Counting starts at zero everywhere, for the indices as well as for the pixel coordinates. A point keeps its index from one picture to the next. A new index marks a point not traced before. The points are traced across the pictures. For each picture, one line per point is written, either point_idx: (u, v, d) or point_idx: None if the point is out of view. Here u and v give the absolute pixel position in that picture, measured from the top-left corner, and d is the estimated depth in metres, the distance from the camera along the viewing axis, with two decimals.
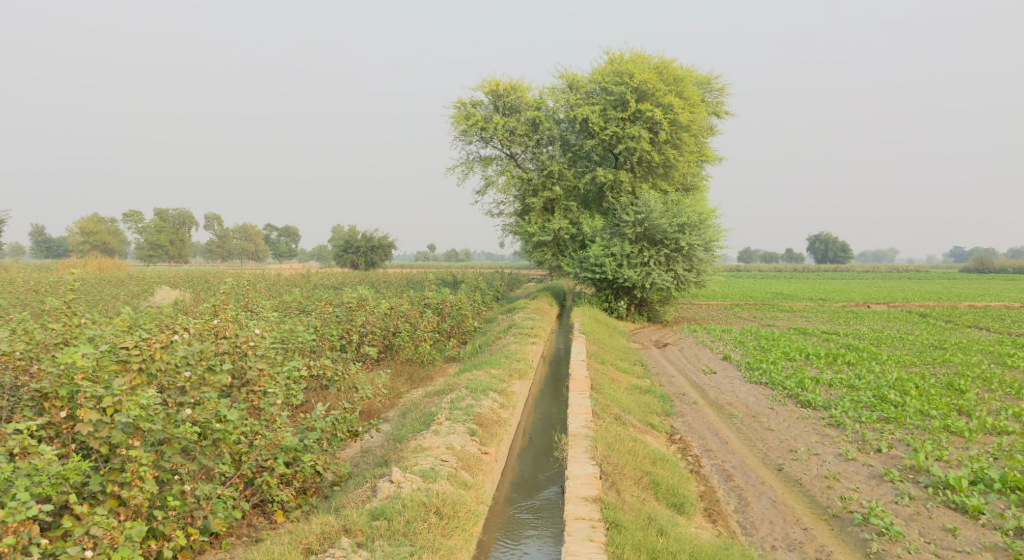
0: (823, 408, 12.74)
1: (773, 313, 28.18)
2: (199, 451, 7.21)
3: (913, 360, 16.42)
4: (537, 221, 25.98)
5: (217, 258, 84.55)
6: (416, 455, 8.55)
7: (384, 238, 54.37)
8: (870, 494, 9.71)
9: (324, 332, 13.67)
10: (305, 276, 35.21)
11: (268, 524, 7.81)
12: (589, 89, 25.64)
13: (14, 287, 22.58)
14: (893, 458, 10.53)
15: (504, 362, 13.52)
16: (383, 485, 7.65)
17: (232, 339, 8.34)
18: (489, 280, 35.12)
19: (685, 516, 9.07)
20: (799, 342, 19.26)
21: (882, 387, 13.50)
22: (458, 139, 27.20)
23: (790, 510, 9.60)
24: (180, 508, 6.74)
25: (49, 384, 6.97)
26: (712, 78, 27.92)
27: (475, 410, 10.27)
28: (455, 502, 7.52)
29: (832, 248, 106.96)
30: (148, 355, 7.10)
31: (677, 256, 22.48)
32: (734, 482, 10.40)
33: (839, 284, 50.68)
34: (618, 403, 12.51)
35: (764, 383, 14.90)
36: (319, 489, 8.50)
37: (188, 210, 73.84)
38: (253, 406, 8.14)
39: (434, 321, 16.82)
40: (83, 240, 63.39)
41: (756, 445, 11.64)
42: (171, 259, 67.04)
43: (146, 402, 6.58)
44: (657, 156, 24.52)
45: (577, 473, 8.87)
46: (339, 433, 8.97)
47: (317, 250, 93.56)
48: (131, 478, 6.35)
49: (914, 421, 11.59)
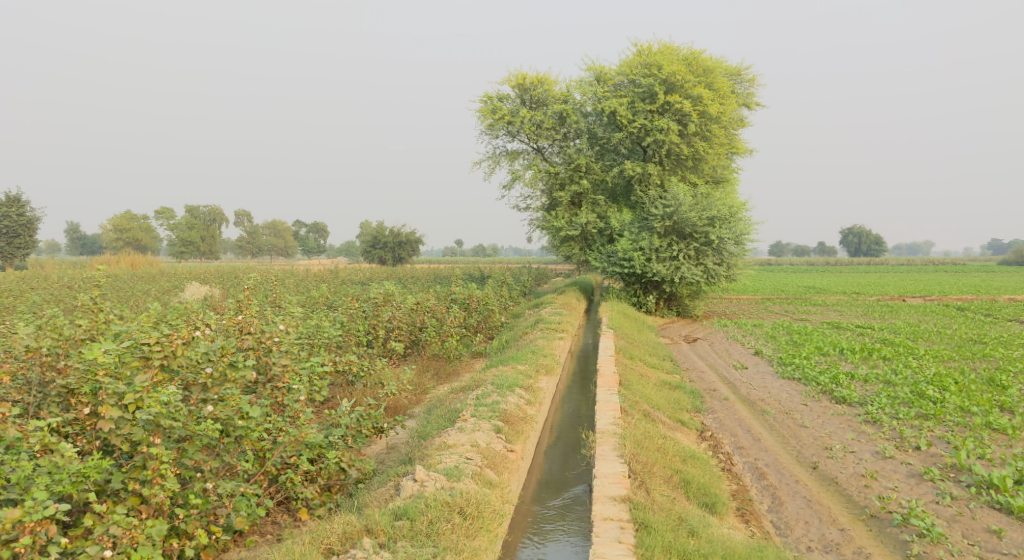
0: (859, 405, 12.34)
1: (806, 307, 27.64)
2: (222, 448, 7.16)
3: (953, 355, 15.90)
4: (565, 216, 25.75)
5: (248, 255, 85.55)
6: (441, 453, 8.41)
7: (412, 234, 54.45)
8: (909, 494, 9.35)
9: (351, 327, 13.63)
10: (333, 272, 35.34)
11: (293, 522, 7.78)
12: (617, 81, 25.27)
13: (49, 283, 22.94)
14: (933, 456, 10.14)
15: (531, 357, 13.34)
16: (406, 484, 7.54)
17: (257, 335, 8.31)
18: (517, 275, 34.93)
19: (718, 516, 8.81)
20: (833, 336, 18.78)
21: (921, 383, 13.06)
22: (485, 133, 27.03)
23: (826, 511, 9.28)
24: (202, 506, 6.70)
25: (75, 380, 7.01)
26: (743, 69, 27.35)
27: (502, 407, 10.11)
28: (480, 502, 7.36)
29: (865, 242, 104.85)
30: (170, 352, 7.05)
31: (707, 250, 22.07)
32: (767, 481, 10.09)
33: (873, 279, 49.53)
34: (647, 399, 12.26)
35: (797, 378, 14.53)
36: (344, 486, 8.43)
37: (218, 207, 74.78)
38: (277, 403, 8.08)
39: (460, 316, 16.70)
40: (117, 238, 64.59)
41: (789, 443, 11.31)
42: (202, 256, 68.01)
43: (167, 399, 6.50)
44: (686, 148, 24.10)
45: (605, 471, 8.67)
46: (364, 430, 8.87)
47: (347, 246, 94.32)
48: (152, 476, 6.31)
49: (954, 418, 11.17)
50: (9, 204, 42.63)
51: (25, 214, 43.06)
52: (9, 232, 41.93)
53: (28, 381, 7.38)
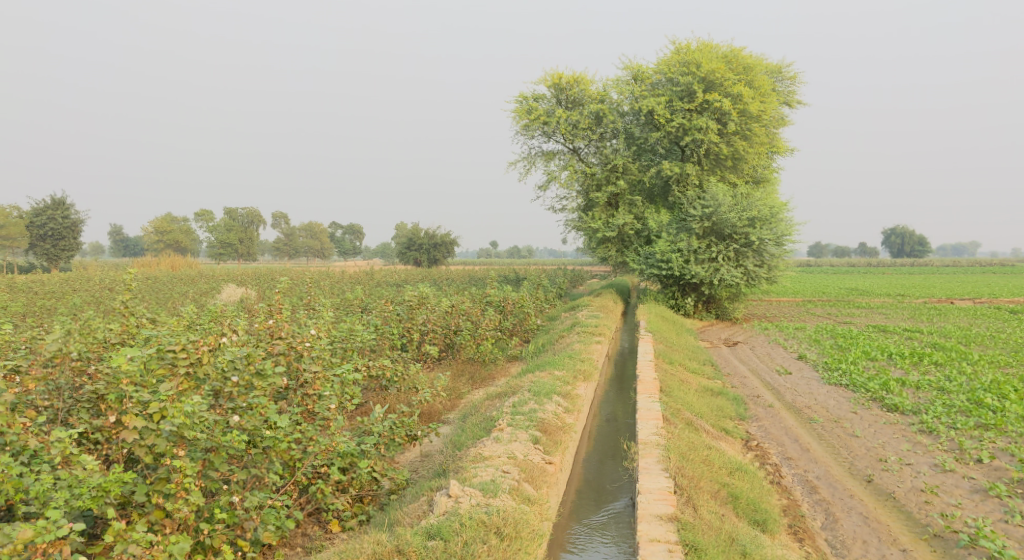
0: (913, 413, 11.65)
1: (848, 309, 26.76)
2: (249, 459, 6.98)
3: (1009, 361, 15.02)
4: (602, 217, 25.27)
5: (285, 257, 86.65)
6: (476, 465, 8.06)
7: (446, 235, 54.32)
8: (975, 512, 8.71)
9: (385, 331, 13.37)
10: (368, 273, 35.25)
11: (324, 534, 7.57)
12: (655, 80, 24.68)
13: (91, 285, 23.32)
14: (997, 470, 9.47)
15: (569, 362, 12.91)
16: (440, 500, 7.23)
17: (288, 340, 8.12)
18: (552, 276, 34.41)
19: (769, 534, 8.35)
20: (880, 340, 17.94)
21: (977, 390, 12.33)
22: (521, 134, 26.68)
23: (885, 529, 8.68)
24: (228, 520, 6.51)
25: (104, 387, 6.85)
26: (784, 66, 26.51)
27: (539, 416, 9.73)
28: (518, 521, 6.99)
29: (909, 241, 102.32)
30: (196, 360, 6.88)
31: (747, 251, 21.36)
32: (819, 495, 9.52)
33: (916, 280, 49.41)
34: (689, 406, 11.78)
35: (844, 384, 13.84)
36: (376, 497, 8.21)
37: (256, 209, 75.68)
38: (308, 410, 7.92)
39: (495, 319, 16.34)
40: (158, 240, 65.79)
41: (841, 454, 10.70)
42: (240, 258, 68.81)
43: (191, 409, 6.29)
44: (725, 148, 23.40)
45: (650, 487, 8.24)
46: (397, 438, 8.62)
47: (383, 248, 94.99)
48: (176, 490, 6.15)
49: (1018, 428, 10.39)
50: (55, 206, 43.58)
51: (70, 217, 43.94)
52: (54, 235, 42.95)
53: (57, 386, 7.21)
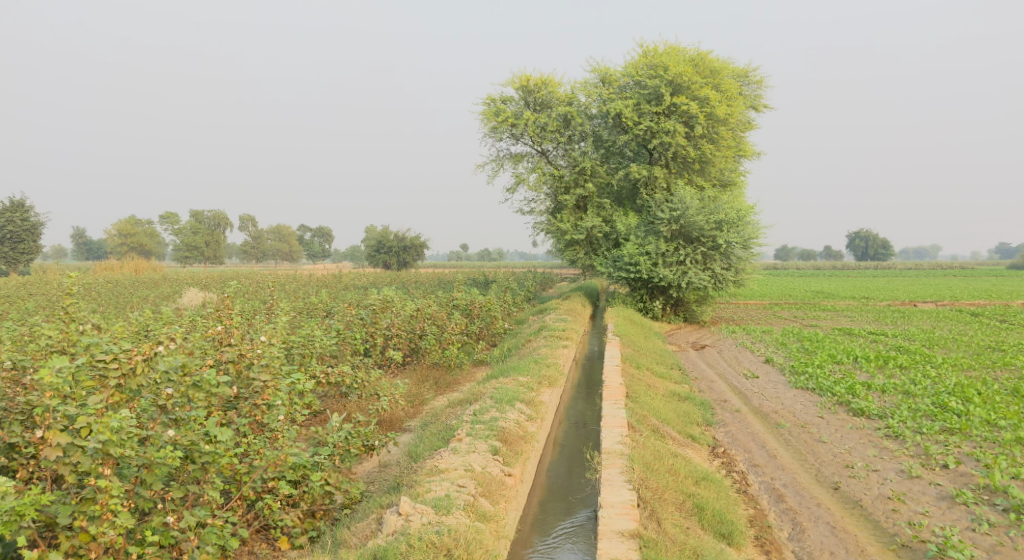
0: (879, 418, 11.55)
1: (814, 313, 26.83)
2: (189, 476, 6.59)
3: (971, 363, 15.06)
4: (570, 220, 24.97)
5: (252, 260, 85.21)
6: (430, 480, 7.72)
7: (417, 238, 53.76)
8: (942, 520, 8.59)
9: (346, 336, 12.91)
10: (336, 276, 34.50)
11: (271, 552, 7.16)
12: (623, 83, 24.56)
13: (46, 289, 22.39)
14: (962, 476, 9.36)
15: (534, 368, 12.57)
16: (390, 518, 6.88)
17: (237, 349, 7.69)
18: (522, 280, 33.97)
19: (735, 547, 8.11)
20: (846, 344, 17.91)
21: (942, 393, 12.27)
22: (489, 136, 26.30)
23: (853, 539, 8.51)
24: (162, 541, 6.12)
25: (37, 397, 6.20)
26: (749, 70, 26.60)
27: (500, 425, 9.39)
28: (470, 542, 6.64)
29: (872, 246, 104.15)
30: (129, 370, 6.46)
31: (714, 255, 21.29)
32: (786, 504, 9.33)
33: (878, 283, 50.40)
34: (655, 412, 11.53)
35: (810, 388, 13.72)
36: (330, 512, 7.79)
37: (222, 212, 74.26)
38: (256, 422, 7.44)
39: (462, 322, 15.95)
40: (121, 243, 64.09)
41: (807, 461, 10.53)
42: (207, 261, 67.34)
43: (118, 424, 5.89)
44: (692, 151, 23.33)
45: (612, 501, 7.96)
46: (354, 448, 8.17)
47: (352, 251, 93.94)
48: (101, 512, 5.75)
49: (982, 433, 10.34)
50: (14, 209, 42.26)
51: (30, 220, 42.66)
52: (13, 238, 41.55)
53: None
